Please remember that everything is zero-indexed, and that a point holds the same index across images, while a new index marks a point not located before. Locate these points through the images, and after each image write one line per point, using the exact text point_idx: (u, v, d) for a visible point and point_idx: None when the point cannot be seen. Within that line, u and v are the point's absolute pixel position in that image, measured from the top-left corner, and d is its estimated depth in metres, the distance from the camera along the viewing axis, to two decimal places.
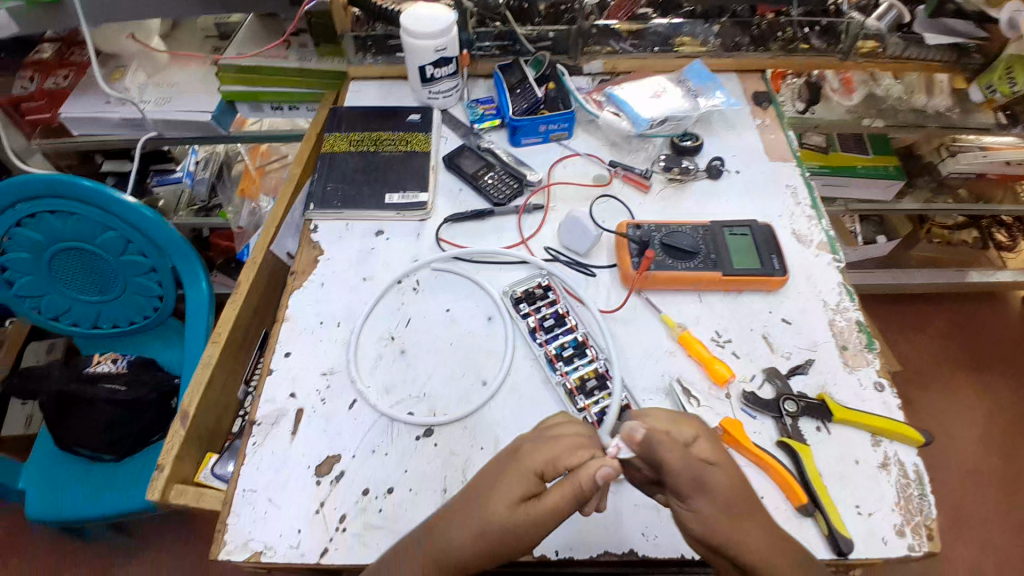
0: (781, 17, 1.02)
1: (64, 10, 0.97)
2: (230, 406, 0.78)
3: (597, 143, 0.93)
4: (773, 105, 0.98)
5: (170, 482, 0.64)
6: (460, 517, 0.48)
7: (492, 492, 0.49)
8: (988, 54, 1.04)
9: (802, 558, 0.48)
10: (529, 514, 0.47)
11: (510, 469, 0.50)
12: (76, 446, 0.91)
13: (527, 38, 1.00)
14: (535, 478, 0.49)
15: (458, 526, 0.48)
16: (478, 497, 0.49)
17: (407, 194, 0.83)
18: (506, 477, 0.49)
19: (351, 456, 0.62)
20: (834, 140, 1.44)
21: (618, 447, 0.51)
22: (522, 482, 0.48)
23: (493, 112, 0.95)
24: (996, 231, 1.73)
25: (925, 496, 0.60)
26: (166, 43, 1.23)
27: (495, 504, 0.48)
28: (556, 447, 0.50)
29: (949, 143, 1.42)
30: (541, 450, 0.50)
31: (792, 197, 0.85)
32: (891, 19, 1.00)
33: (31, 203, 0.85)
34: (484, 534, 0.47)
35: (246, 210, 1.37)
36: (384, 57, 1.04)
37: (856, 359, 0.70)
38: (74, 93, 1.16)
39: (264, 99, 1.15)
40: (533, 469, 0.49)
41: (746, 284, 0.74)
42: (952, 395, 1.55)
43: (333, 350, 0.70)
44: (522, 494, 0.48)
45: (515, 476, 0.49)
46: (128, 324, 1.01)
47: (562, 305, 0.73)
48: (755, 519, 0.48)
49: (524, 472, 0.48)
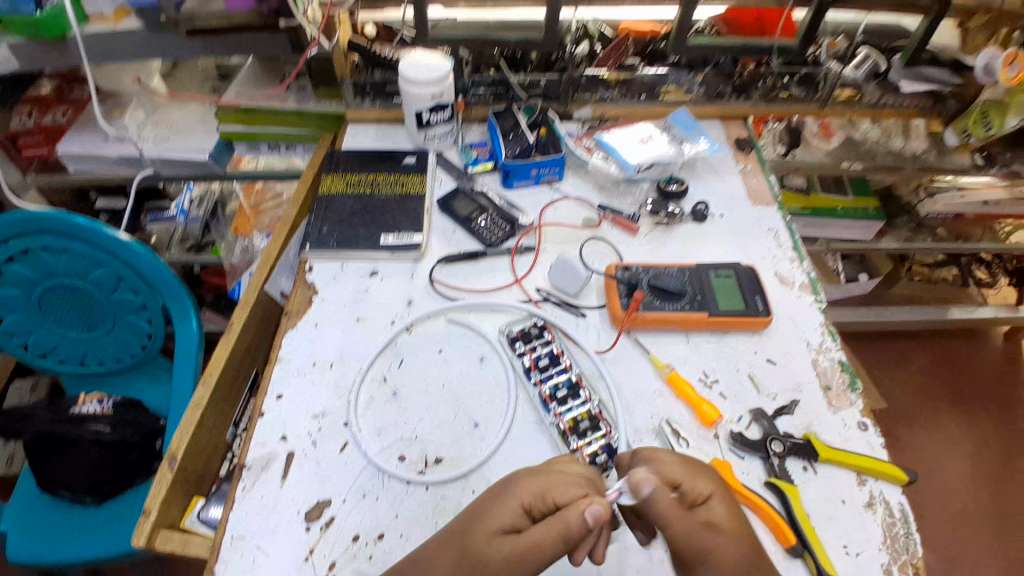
0: (761, 68, 1.08)
1: (68, 49, 1.00)
2: (218, 448, 0.76)
3: (587, 187, 0.96)
4: (755, 150, 1.02)
5: (157, 527, 0.63)
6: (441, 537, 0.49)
7: (479, 518, 0.48)
8: (964, 98, 1.11)
9: None
10: (510, 544, 0.46)
11: (503, 495, 0.49)
12: (58, 489, 0.90)
13: (520, 85, 1.04)
14: (520, 512, 0.48)
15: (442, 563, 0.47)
16: (465, 523, 0.49)
17: (402, 235, 0.84)
18: (504, 495, 0.49)
19: (342, 500, 0.61)
20: (814, 183, 1.49)
21: (618, 492, 0.51)
22: (514, 505, 0.48)
23: (487, 156, 0.98)
24: (976, 268, 1.76)
25: (911, 535, 0.60)
26: (166, 82, 1.25)
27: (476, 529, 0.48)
28: (554, 484, 0.49)
29: (926, 184, 1.50)
30: (532, 485, 0.49)
31: (774, 240, 0.88)
32: (868, 67, 1.08)
33: (25, 240, 0.85)
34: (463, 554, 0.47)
35: (239, 248, 1.39)
36: (381, 102, 1.07)
37: (839, 400, 0.71)
38: (71, 130, 1.18)
39: (261, 139, 1.17)
40: (520, 502, 0.48)
41: (732, 325, 0.76)
42: (936, 430, 1.57)
43: (326, 391, 0.70)
44: (506, 525, 0.47)
45: (509, 502, 0.48)
46: (116, 362, 1.00)
47: (557, 345, 0.74)
48: None
49: (511, 503, 0.48)
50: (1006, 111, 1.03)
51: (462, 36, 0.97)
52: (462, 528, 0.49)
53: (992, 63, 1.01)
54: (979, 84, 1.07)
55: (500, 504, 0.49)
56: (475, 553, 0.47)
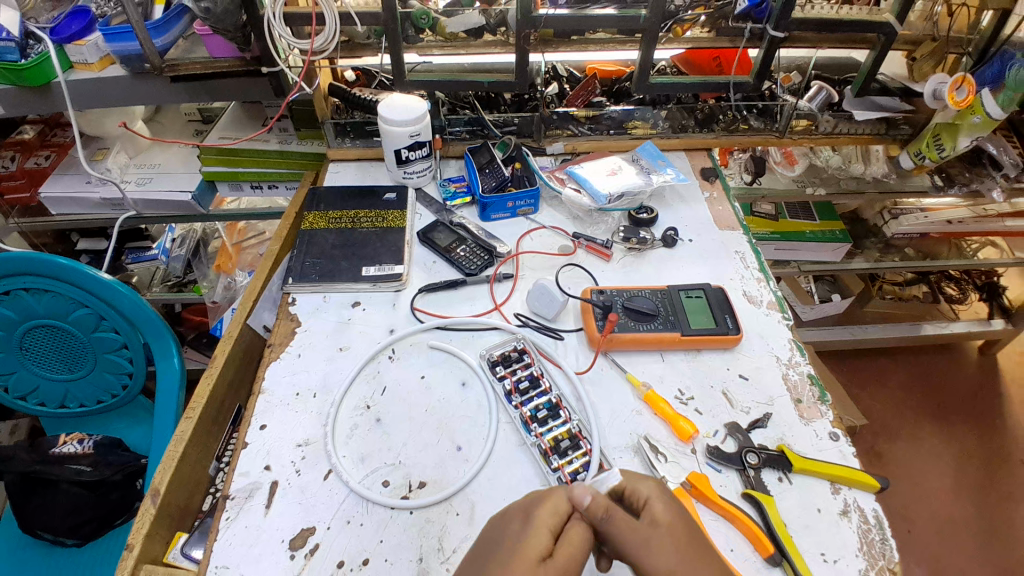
0: (721, 102, 1.15)
1: (52, 95, 1.02)
2: (201, 483, 0.75)
3: (561, 217, 1.00)
4: (720, 178, 1.08)
5: (139, 562, 0.63)
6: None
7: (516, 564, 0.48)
8: (915, 123, 1.18)
9: None
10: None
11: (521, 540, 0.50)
12: (38, 531, 0.87)
13: (493, 124, 1.09)
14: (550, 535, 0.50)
15: None
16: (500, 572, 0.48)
17: (383, 267, 0.87)
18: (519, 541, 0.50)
19: (326, 528, 0.62)
20: (782, 209, 1.56)
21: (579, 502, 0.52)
22: (538, 545, 0.49)
23: (464, 190, 1.02)
24: (946, 285, 1.84)
25: (886, 540, 0.62)
26: (149, 126, 1.30)
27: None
28: (551, 500, 0.53)
29: (890, 207, 1.55)
30: (543, 505, 0.52)
31: (742, 261, 0.92)
32: (822, 99, 1.13)
33: (7, 281, 0.86)
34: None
35: (221, 285, 1.38)
36: (361, 141, 1.11)
37: (810, 412, 0.74)
38: (53, 173, 1.20)
39: (244, 178, 1.21)
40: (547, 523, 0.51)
41: (705, 343, 0.79)
42: (917, 443, 1.60)
43: (308, 421, 0.71)
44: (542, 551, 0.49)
45: (532, 539, 0.49)
46: (96, 403, 1.00)
47: (537, 367, 0.76)
48: None
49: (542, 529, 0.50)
50: (957, 132, 1.07)
51: (435, 80, 1.01)
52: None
53: (940, 88, 1.06)
54: (930, 109, 1.13)
55: (524, 550, 0.49)
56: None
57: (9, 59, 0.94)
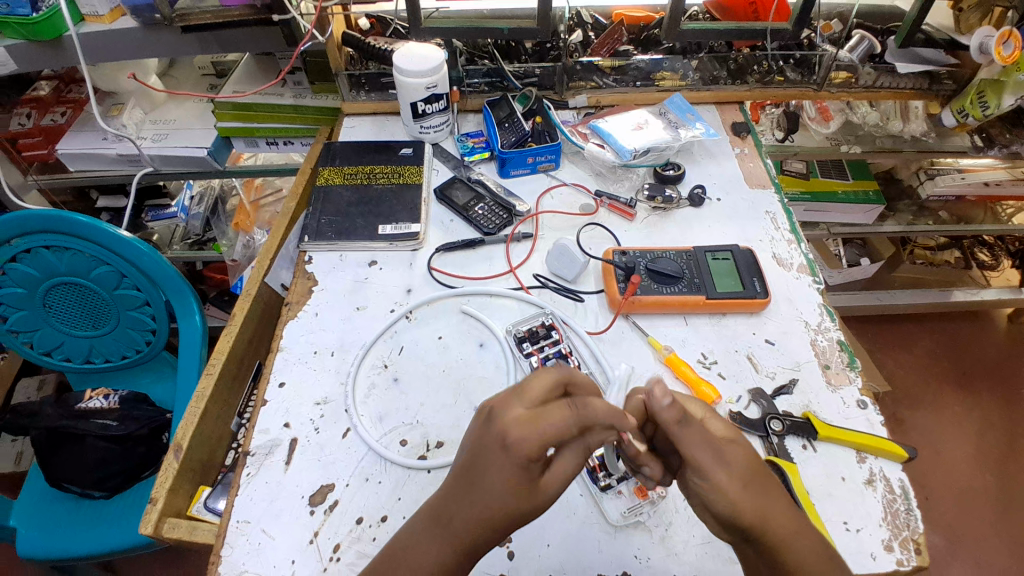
0: (757, 52, 1.07)
1: (64, 49, 0.99)
2: (222, 438, 0.77)
3: (583, 173, 0.96)
4: (752, 134, 1.02)
5: (163, 515, 0.64)
6: (457, 522, 0.46)
7: (487, 488, 0.46)
8: (959, 79, 1.08)
9: (801, 548, 0.46)
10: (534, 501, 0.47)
11: (486, 474, 0.46)
12: (66, 484, 0.92)
13: (514, 75, 1.04)
14: (528, 461, 0.45)
15: (468, 507, 0.46)
16: (474, 494, 0.46)
17: (400, 225, 0.85)
18: (484, 471, 0.46)
19: (344, 484, 0.62)
20: (814, 167, 1.49)
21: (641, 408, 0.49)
22: (508, 478, 0.45)
23: (482, 145, 0.99)
24: (978, 251, 1.77)
25: (911, 511, 0.61)
26: (163, 81, 1.27)
27: (481, 515, 0.46)
28: (543, 427, 0.45)
29: (927, 167, 1.49)
30: (533, 430, 0.45)
31: (772, 222, 0.88)
32: (864, 49, 1.05)
33: (26, 238, 0.86)
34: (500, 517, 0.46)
35: (240, 243, 1.38)
36: (377, 94, 1.07)
37: (838, 378, 0.71)
38: (71, 130, 1.18)
39: (259, 134, 1.19)
40: (525, 456, 0.45)
41: (731, 307, 0.76)
42: (940, 411, 1.57)
43: (328, 379, 0.71)
44: (520, 476, 0.45)
45: (504, 468, 0.45)
46: (121, 359, 1.02)
47: (565, 344, 0.73)
48: (775, 522, 0.46)
49: (514, 458, 0.45)
50: (1002, 89, 0.98)
51: (454, 27, 0.95)
52: (474, 509, 0.46)
53: (986, 42, 0.97)
54: (976, 63, 1.04)
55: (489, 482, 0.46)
56: (500, 529, 0.47)
57: (21, 13, 0.92)
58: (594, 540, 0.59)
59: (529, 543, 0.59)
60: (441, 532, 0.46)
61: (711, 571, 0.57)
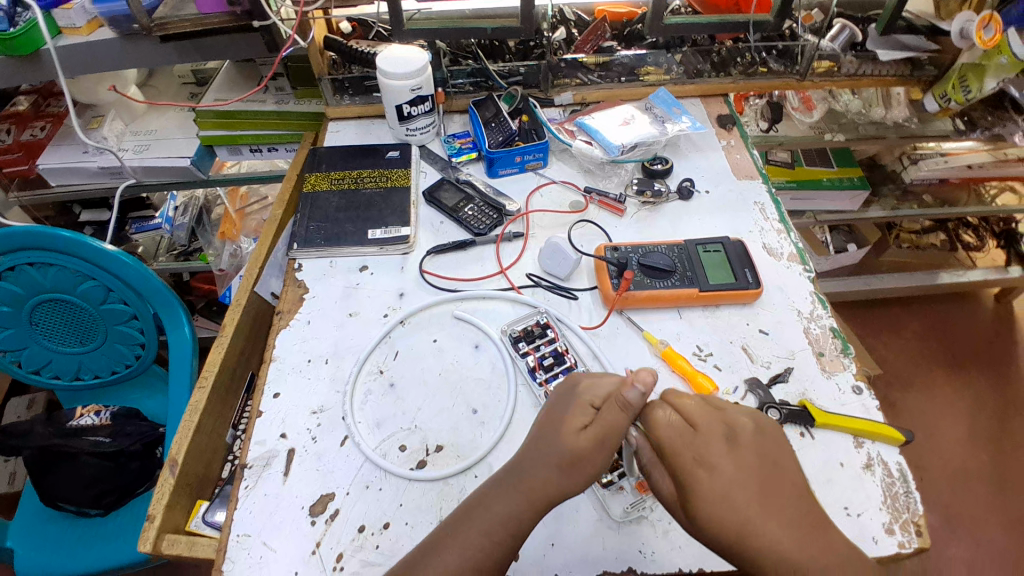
0: (740, 43, 1.08)
1: (42, 64, 0.97)
2: (218, 451, 0.76)
3: (571, 170, 0.97)
4: (738, 126, 1.03)
5: (161, 532, 0.63)
6: (531, 467, 0.53)
7: (561, 433, 0.54)
8: (941, 64, 1.10)
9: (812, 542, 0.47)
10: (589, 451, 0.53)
11: (562, 440, 0.54)
12: (60, 503, 0.90)
13: (499, 74, 1.05)
14: (589, 408, 0.56)
15: (543, 451, 0.54)
16: (549, 442, 0.54)
17: (389, 229, 0.84)
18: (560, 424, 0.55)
19: (344, 493, 0.62)
20: (798, 156, 1.50)
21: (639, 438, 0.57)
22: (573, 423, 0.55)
23: (469, 146, 0.98)
24: (964, 232, 1.80)
25: (910, 493, 0.62)
26: (143, 91, 1.25)
27: (559, 490, 0.52)
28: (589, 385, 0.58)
29: (909, 151, 1.49)
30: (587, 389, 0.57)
31: (761, 212, 0.89)
32: (845, 38, 1.06)
33: (8, 256, 0.84)
34: (563, 470, 0.53)
35: (227, 253, 1.38)
36: (361, 97, 1.06)
37: (832, 365, 0.72)
38: (51, 144, 1.16)
39: (243, 142, 1.18)
40: (590, 402, 0.56)
41: (724, 298, 0.76)
42: (932, 393, 1.59)
43: (323, 387, 0.70)
44: (585, 422, 0.55)
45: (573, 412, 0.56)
46: (110, 374, 1.00)
47: (561, 342, 0.73)
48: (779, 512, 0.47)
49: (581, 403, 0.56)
50: (984, 73, 0.99)
51: (437, 27, 0.94)
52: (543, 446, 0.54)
53: (968, 27, 0.98)
54: (956, 48, 1.05)
55: (565, 449, 0.53)
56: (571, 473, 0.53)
57: None
58: (597, 535, 0.59)
59: (534, 543, 0.58)
60: (514, 478, 0.53)
61: (715, 562, 0.57)
